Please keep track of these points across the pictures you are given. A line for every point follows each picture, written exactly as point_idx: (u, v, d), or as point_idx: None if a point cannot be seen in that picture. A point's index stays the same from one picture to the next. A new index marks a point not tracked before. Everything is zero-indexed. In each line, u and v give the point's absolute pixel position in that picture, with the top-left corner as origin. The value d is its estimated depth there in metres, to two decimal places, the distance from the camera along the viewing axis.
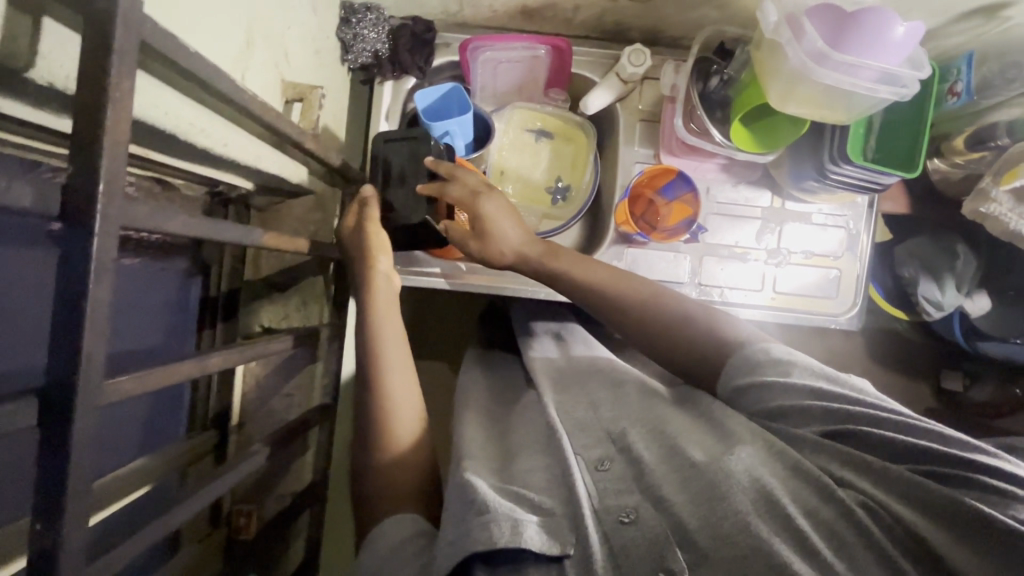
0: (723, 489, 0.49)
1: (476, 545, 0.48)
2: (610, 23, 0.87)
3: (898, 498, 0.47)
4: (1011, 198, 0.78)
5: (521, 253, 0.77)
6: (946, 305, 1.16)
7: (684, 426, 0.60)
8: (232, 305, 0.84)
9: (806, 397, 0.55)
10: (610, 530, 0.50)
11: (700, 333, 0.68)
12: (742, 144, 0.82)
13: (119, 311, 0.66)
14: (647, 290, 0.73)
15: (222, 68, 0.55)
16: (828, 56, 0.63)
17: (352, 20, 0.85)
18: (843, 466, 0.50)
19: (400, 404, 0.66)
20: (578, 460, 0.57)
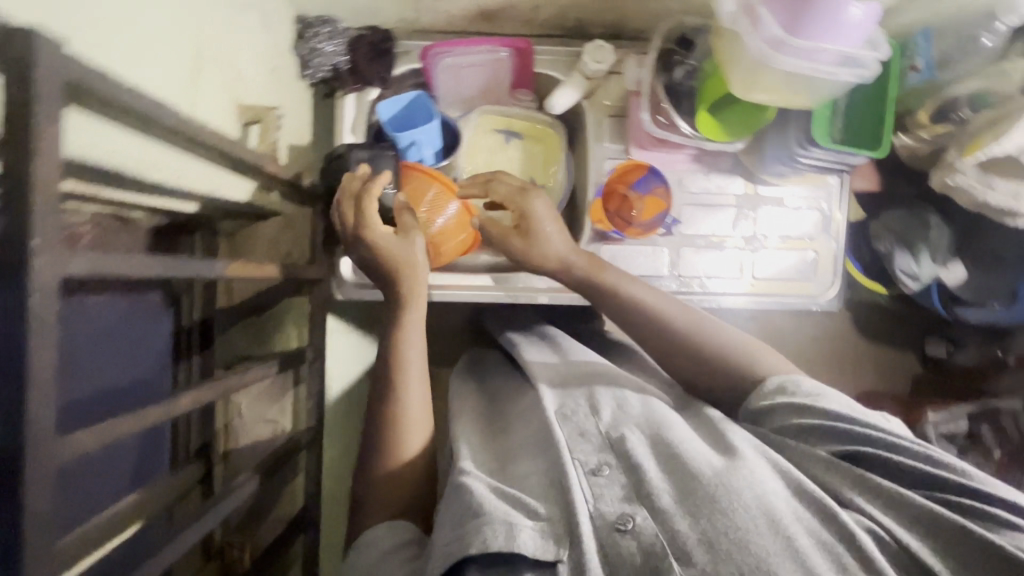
0: (723, 505, 0.50)
1: (471, 549, 0.50)
2: (571, 21, 0.86)
3: (909, 524, 0.49)
4: (977, 169, 0.77)
5: (565, 260, 0.79)
6: (923, 276, 1.18)
7: (686, 432, 0.61)
8: (209, 333, 0.82)
9: (832, 421, 0.57)
10: (607, 537, 0.51)
11: (735, 363, 0.70)
12: (710, 134, 0.82)
13: (88, 350, 0.64)
14: (670, 305, 0.76)
15: (170, 99, 0.53)
16: (785, 43, 0.63)
17: (307, 35, 0.84)
18: (854, 488, 0.52)
19: (411, 428, 0.68)
20: (574, 464, 0.57)
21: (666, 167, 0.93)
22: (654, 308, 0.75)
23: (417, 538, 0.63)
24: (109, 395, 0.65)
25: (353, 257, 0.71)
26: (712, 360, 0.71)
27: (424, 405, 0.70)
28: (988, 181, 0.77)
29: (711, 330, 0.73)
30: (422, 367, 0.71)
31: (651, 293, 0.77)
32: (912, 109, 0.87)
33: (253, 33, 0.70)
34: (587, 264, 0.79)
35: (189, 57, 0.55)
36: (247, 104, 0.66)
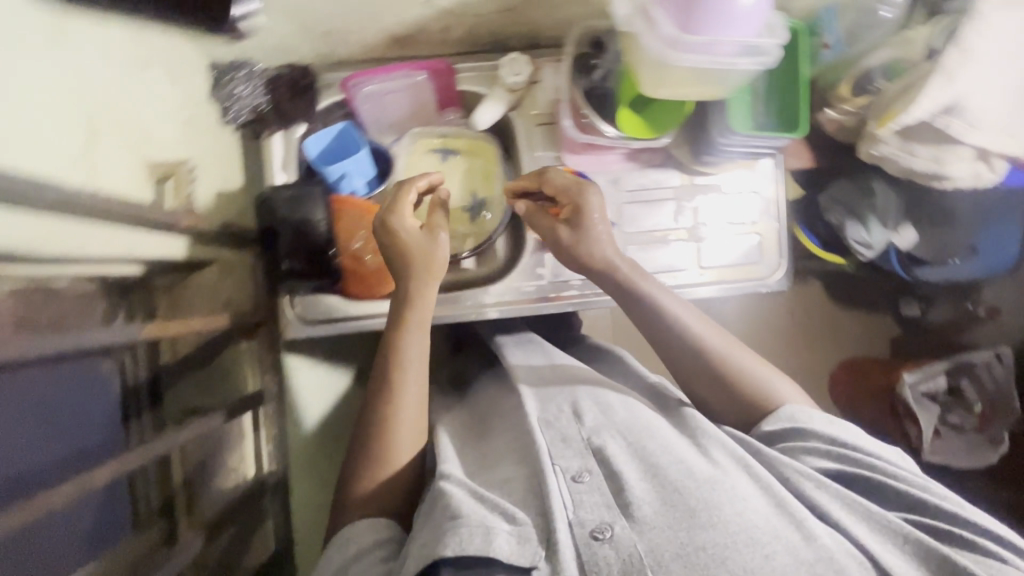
0: (704, 518, 0.55)
1: (446, 550, 0.54)
2: (485, 37, 0.87)
3: (893, 543, 0.56)
4: (897, 137, 0.76)
5: (610, 260, 0.78)
6: (875, 243, 1.19)
7: (668, 440, 0.66)
8: (158, 388, 0.82)
9: (831, 448, 0.65)
10: (586, 546, 0.54)
11: (756, 385, 0.73)
12: (633, 132, 0.83)
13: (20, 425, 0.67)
14: (709, 330, 0.77)
15: (60, 169, 0.53)
16: (680, 41, 0.63)
17: (223, 80, 0.82)
18: (840, 506, 0.59)
19: (400, 441, 0.71)
20: (557, 469, 0.61)
21: (602, 169, 0.93)
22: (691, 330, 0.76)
23: (394, 538, 0.66)
24: (44, 471, 0.67)
25: (385, 247, 0.76)
26: (745, 397, 0.73)
27: (418, 407, 0.73)
28: (910, 146, 0.77)
29: (749, 365, 0.75)
30: (422, 372, 0.74)
31: (690, 312, 0.77)
32: (833, 85, 0.88)
33: (161, 89, 0.71)
34: (631, 269, 0.78)
35: (86, 124, 0.56)
36: (156, 161, 0.67)
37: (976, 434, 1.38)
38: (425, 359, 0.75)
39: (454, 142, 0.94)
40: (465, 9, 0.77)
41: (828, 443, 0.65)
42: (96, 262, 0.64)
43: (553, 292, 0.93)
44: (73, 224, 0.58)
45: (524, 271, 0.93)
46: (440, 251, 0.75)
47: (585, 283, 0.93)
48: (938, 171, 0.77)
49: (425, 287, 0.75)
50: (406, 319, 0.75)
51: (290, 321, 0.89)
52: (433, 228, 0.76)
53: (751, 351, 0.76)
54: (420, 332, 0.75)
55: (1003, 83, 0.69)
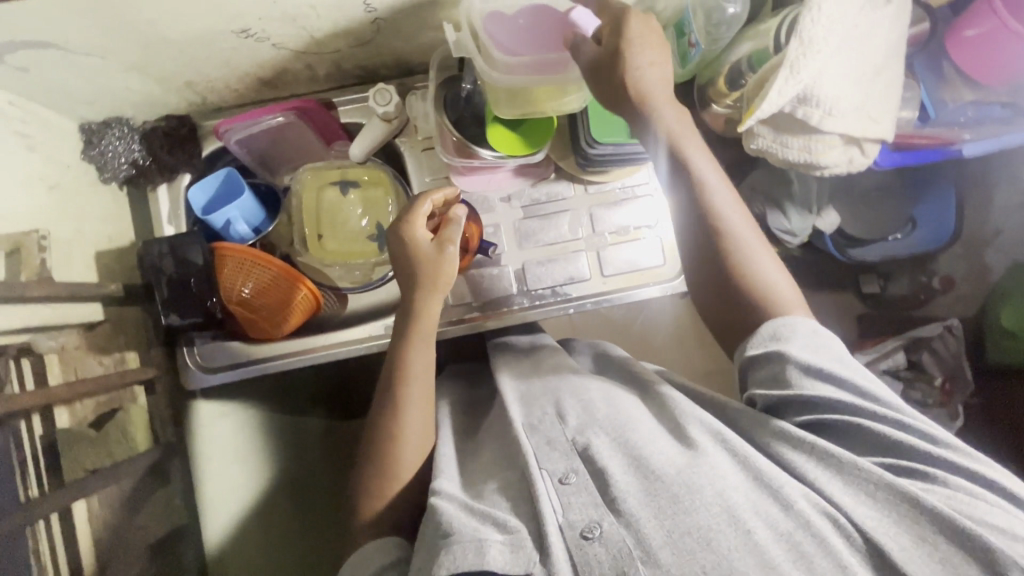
0: (686, 504, 0.53)
1: (441, 570, 0.53)
2: (355, 69, 0.87)
3: (864, 493, 0.53)
4: (770, 128, 0.75)
5: (641, 88, 0.62)
6: (797, 229, 1.17)
7: (649, 431, 0.63)
8: (56, 455, 0.75)
9: (804, 379, 0.58)
10: (575, 546, 0.53)
11: (754, 270, 0.65)
12: (509, 149, 0.82)
13: None
14: (732, 208, 0.66)
15: None
16: (496, 62, 0.66)
17: (95, 140, 0.83)
18: (820, 467, 0.55)
19: (408, 444, 0.70)
20: (544, 473, 0.59)
21: (493, 188, 0.93)
22: (709, 202, 0.66)
23: (402, 559, 0.63)
24: None
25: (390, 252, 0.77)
26: (742, 291, 0.65)
27: (423, 431, 0.72)
28: (784, 138, 0.75)
29: (754, 258, 0.66)
30: (427, 385, 0.74)
31: (721, 184, 0.67)
32: (711, 80, 0.87)
33: (15, 158, 0.71)
34: (679, 127, 0.64)
35: None
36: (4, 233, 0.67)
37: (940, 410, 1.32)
38: (430, 372, 0.74)
39: (353, 172, 0.90)
40: (318, 47, 0.78)
41: (827, 394, 0.57)
42: None
43: (462, 314, 0.92)
44: None
45: None
46: (450, 265, 0.74)
47: (487, 303, 0.93)
48: (811, 161, 0.76)
49: (430, 307, 0.75)
50: (416, 333, 0.74)
51: (191, 371, 0.90)
52: (443, 240, 0.75)
53: (762, 236, 0.67)
54: (424, 344, 0.74)
55: (850, 68, 0.68)
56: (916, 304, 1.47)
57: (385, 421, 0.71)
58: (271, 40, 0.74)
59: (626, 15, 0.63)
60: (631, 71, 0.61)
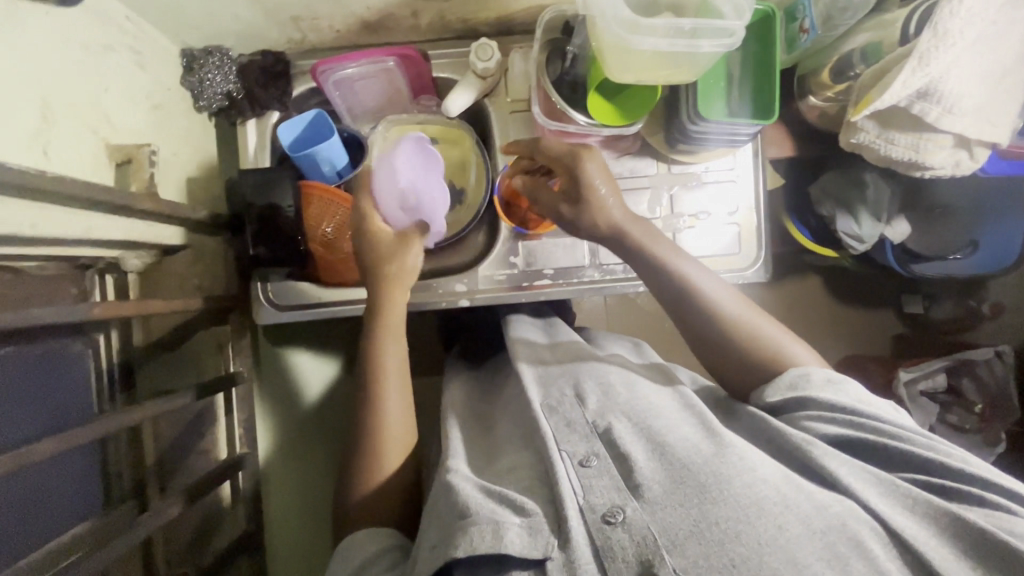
0: (713, 494, 0.52)
1: (459, 551, 0.50)
2: (457, 21, 0.86)
3: (900, 505, 0.53)
4: (876, 124, 0.75)
5: (611, 221, 0.73)
6: (867, 237, 1.13)
7: (674, 419, 0.63)
8: (131, 370, 0.84)
9: (831, 417, 0.60)
10: (597, 531, 0.52)
11: (772, 348, 0.68)
12: (604, 119, 0.81)
13: None
14: (728, 293, 0.71)
15: (10, 149, 0.54)
16: (639, 24, 0.63)
17: (194, 66, 0.83)
18: (852, 475, 0.55)
19: (394, 426, 0.71)
20: (564, 455, 0.58)
21: None
22: (695, 282, 0.71)
23: (398, 546, 0.64)
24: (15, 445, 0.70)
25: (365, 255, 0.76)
26: (766, 363, 0.67)
27: (404, 414, 0.72)
28: (890, 135, 0.74)
29: (783, 342, 0.68)
30: (407, 396, 0.73)
31: (701, 271, 0.72)
32: (815, 69, 0.85)
33: (130, 75, 0.72)
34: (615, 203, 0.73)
35: (36, 106, 0.57)
36: (118, 144, 0.67)
37: (975, 436, 1.31)
38: (405, 368, 0.74)
39: (432, 129, 0.91)
40: None
41: (849, 417, 0.59)
42: (66, 244, 0.64)
43: (528, 280, 0.93)
44: (53, 209, 0.58)
45: (494, 260, 0.92)
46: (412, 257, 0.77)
47: (557, 272, 0.93)
48: (917, 160, 0.75)
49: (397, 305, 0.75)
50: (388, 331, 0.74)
51: (262, 306, 0.89)
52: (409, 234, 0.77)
53: (776, 322, 0.71)
54: (393, 336, 0.74)
55: (978, 67, 0.67)
56: (958, 329, 1.45)
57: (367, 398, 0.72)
58: None
59: (579, 154, 0.73)
60: (596, 209, 0.72)
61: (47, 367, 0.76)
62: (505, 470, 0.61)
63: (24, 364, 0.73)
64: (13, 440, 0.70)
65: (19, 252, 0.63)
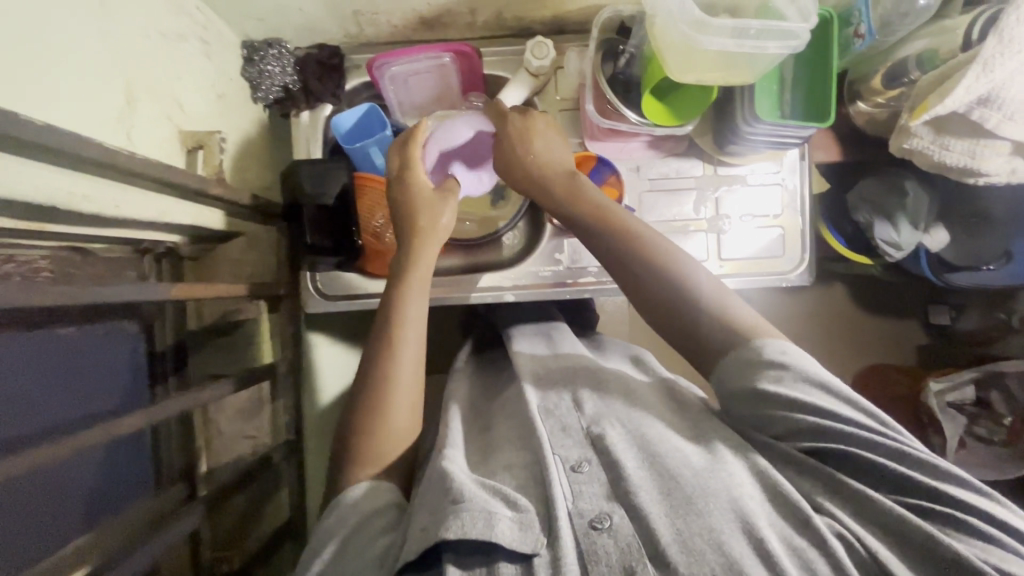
0: (699, 505, 0.52)
1: (448, 534, 0.50)
2: (512, 19, 0.87)
3: (873, 523, 0.51)
4: (930, 129, 0.75)
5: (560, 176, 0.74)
6: (904, 244, 1.12)
7: (668, 427, 0.62)
8: (184, 356, 0.86)
9: (807, 417, 0.54)
10: (583, 536, 0.52)
11: (709, 307, 0.64)
12: (657, 119, 0.81)
13: (33, 394, 0.69)
14: (672, 252, 0.67)
15: (99, 130, 0.56)
16: (708, 24, 0.64)
17: (255, 58, 0.85)
18: (826, 491, 0.54)
19: (399, 408, 0.65)
20: (557, 459, 0.57)
21: (623, 156, 0.93)
22: (638, 244, 0.68)
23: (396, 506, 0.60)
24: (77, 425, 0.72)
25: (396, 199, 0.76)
26: (701, 321, 0.63)
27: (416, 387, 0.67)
28: (944, 141, 0.75)
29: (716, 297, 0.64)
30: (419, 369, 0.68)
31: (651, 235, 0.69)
32: (866, 75, 0.86)
33: (199, 64, 0.73)
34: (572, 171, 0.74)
35: (122, 89, 0.59)
36: (191, 131, 0.69)
37: (1004, 449, 1.25)
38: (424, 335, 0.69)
39: None
40: None
41: (829, 423, 0.54)
42: (135, 227, 0.66)
43: (569, 277, 0.93)
44: (139, 191, 0.59)
45: (541, 257, 0.93)
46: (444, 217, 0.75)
47: (601, 270, 0.93)
48: (971, 166, 0.76)
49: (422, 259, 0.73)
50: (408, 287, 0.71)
51: (310, 294, 0.88)
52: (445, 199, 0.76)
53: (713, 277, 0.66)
54: (420, 289, 0.71)
55: None
56: None
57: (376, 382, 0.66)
58: None
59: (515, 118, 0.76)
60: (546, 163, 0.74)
61: (105, 346, 0.77)
62: (502, 467, 0.59)
63: (84, 341, 0.75)
64: (74, 418, 0.72)
65: (90, 234, 0.65)
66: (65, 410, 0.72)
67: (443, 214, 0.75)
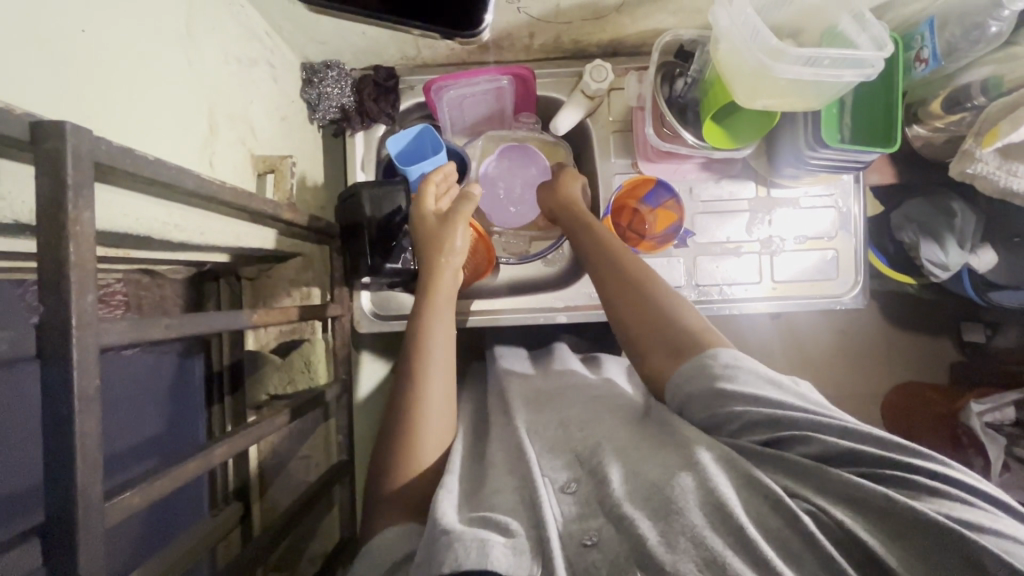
0: (679, 503, 0.47)
1: (442, 569, 0.45)
2: (569, 43, 0.88)
3: (856, 508, 0.46)
4: (997, 156, 0.75)
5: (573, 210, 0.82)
6: (952, 265, 1.10)
7: (639, 433, 0.58)
8: (239, 376, 0.87)
9: (762, 407, 0.53)
10: (574, 555, 0.47)
11: (666, 316, 0.66)
12: (715, 142, 0.81)
13: (105, 414, 0.70)
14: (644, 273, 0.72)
15: (187, 159, 0.57)
16: (783, 53, 0.64)
17: (314, 80, 0.86)
18: (800, 483, 0.49)
19: (433, 415, 0.64)
20: (544, 481, 0.55)
21: (676, 177, 0.92)
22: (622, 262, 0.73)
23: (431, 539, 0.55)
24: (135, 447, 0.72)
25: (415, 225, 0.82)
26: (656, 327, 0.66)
27: (443, 402, 0.66)
28: (1010, 167, 0.75)
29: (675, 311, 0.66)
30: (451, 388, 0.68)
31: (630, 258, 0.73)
32: (925, 99, 0.86)
33: (267, 88, 0.74)
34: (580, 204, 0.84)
35: (205, 118, 0.59)
36: (263, 155, 0.71)
37: None
38: (450, 358, 0.69)
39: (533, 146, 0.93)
40: (555, 17, 0.79)
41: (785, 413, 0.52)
42: (207, 252, 0.66)
43: None
44: (221, 217, 0.59)
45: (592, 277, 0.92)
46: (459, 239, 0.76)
47: None
48: None
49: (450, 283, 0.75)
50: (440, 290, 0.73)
51: (363, 317, 0.91)
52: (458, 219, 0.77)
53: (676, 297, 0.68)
54: (446, 312, 0.72)
55: None
56: None
57: (406, 395, 0.65)
58: (518, 3, 0.75)
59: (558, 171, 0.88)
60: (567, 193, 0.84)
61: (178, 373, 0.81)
62: (488, 492, 0.55)
63: (146, 361, 0.75)
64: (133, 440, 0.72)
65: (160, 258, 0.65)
66: (125, 431, 0.72)
67: (459, 236, 0.76)
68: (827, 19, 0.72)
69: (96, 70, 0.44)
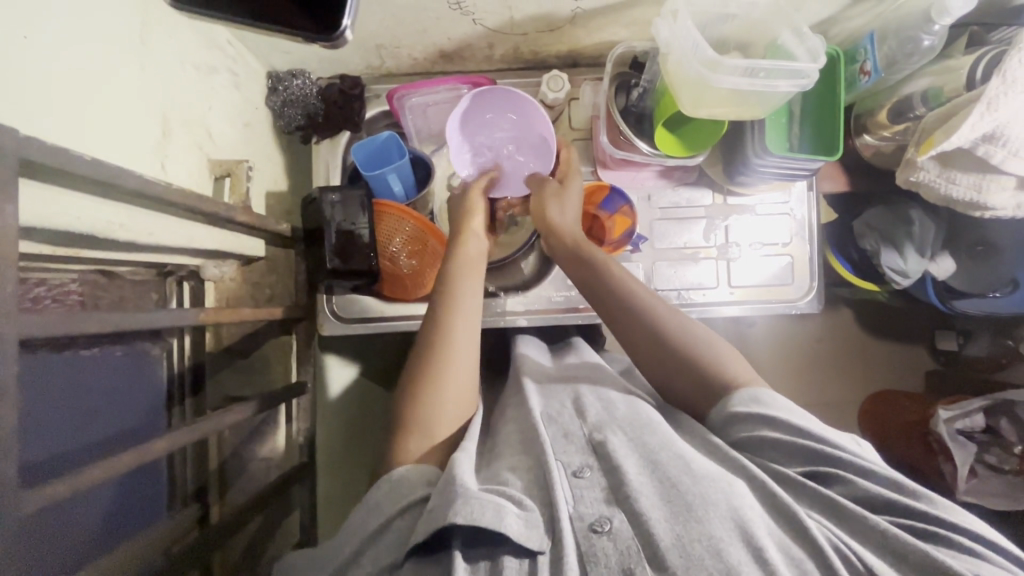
0: (699, 512, 0.50)
1: (455, 517, 0.49)
2: (529, 54, 0.91)
3: (872, 543, 0.49)
4: (937, 164, 0.78)
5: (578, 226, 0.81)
6: (911, 271, 1.10)
7: (668, 433, 0.60)
8: (202, 378, 0.88)
9: (801, 438, 0.55)
10: (584, 539, 0.50)
11: (711, 361, 0.66)
12: (667, 149, 0.83)
13: (59, 412, 0.70)
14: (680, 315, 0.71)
15: (137, 160, 0.59)
16: (720, 64, 0.66)
17: (279, 88, 0.88)
18: (821, 510, 0.52)
19: (453, 392, 0.66)
20: (558, 464, 0.56)
21: (635, 185, 0.95)
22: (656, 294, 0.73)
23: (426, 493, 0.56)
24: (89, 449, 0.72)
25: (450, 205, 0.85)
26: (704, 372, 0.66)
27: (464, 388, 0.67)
28: (949, 174, 0.78)
29: (722, 356, 0.67)
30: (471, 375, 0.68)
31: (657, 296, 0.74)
32: (872, 109, 0.89)
33: (228, 95, 0.76)
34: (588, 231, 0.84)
35: (158, 121, 0.62)
36: (220, 159, 0.73)
37: None
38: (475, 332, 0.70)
39: None
40: (511, 29, 0.82)
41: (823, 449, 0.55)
42: (163, 253, 0.67)
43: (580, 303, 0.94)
44: (170, 218, 0.61)
45: (553, 282, 0.94)
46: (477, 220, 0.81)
47: None
48: (979, 199, 0.79)
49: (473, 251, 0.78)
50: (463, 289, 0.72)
51: (326, 318, 0.91)
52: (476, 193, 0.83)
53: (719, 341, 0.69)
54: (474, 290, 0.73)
55: None
56: None
57: (418, 370, 0.67)
58: (474, 16, 0.78)
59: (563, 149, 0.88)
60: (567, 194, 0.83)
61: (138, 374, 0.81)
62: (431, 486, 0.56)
63: (102, 361, 0.76)
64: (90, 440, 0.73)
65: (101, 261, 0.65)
66: (78, 429, 0.72)
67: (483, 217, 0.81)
68: (768, 32, 0.75)
69: (41, 73, 0.46)
